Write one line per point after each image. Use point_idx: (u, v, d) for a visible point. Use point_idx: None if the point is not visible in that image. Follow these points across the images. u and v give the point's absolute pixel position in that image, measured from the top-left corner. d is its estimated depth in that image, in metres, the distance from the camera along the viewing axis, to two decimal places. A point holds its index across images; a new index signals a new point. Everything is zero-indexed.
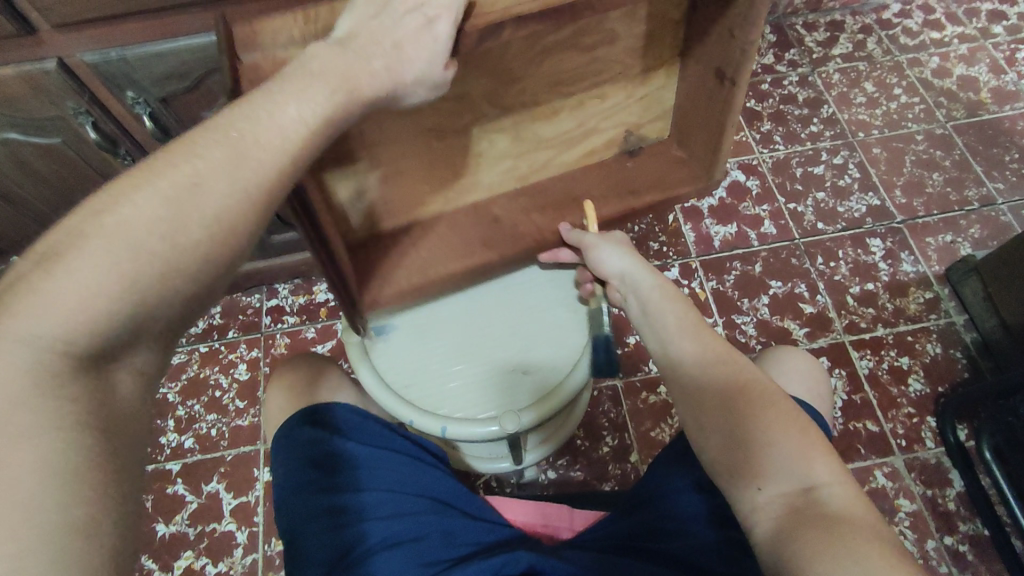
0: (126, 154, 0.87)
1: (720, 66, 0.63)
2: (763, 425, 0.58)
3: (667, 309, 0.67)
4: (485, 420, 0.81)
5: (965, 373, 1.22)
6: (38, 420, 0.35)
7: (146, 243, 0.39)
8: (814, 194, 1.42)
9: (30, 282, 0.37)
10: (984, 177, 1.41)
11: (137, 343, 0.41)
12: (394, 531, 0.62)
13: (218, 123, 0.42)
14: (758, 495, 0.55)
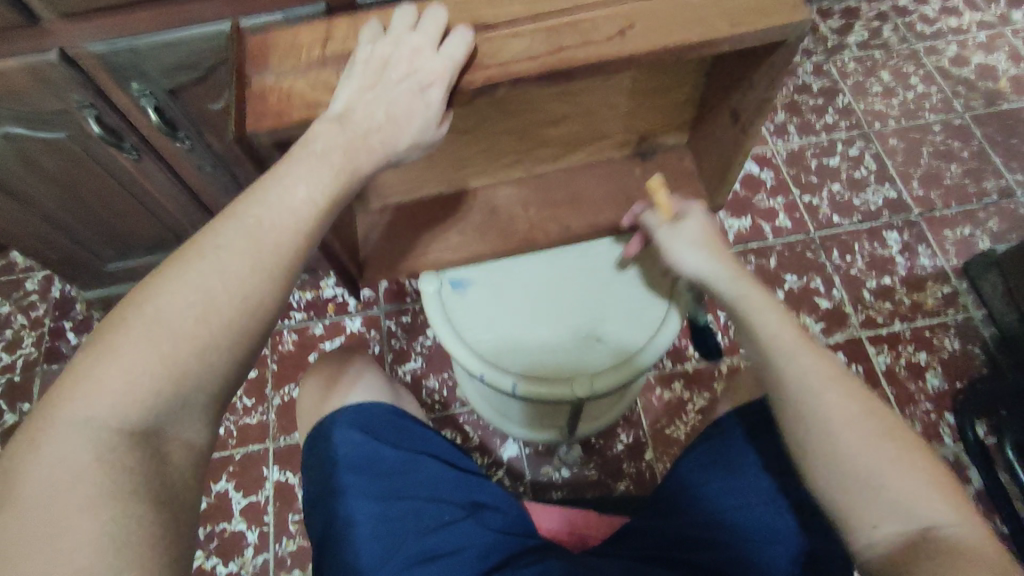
0: (132, 148, 0.85)
1: (769, 89, 0.74)
2: (888, 459, 0.49)
3: (767, 323, 0.55)
4: (543, 383, 0.77)
5: (984, 369, 1.20)
6: (93, 496, 0.39)
7: (180, 326, 0.42)
8: (830, 186, 1.39)
9: (82, 370, 0.41)
10: (1002, 169, 1.39)
11: (182, 420, 0.43)
12: (430, 544, 0.59)
13: (236, 211, 0.46)
14: (872, 536, 0.48)
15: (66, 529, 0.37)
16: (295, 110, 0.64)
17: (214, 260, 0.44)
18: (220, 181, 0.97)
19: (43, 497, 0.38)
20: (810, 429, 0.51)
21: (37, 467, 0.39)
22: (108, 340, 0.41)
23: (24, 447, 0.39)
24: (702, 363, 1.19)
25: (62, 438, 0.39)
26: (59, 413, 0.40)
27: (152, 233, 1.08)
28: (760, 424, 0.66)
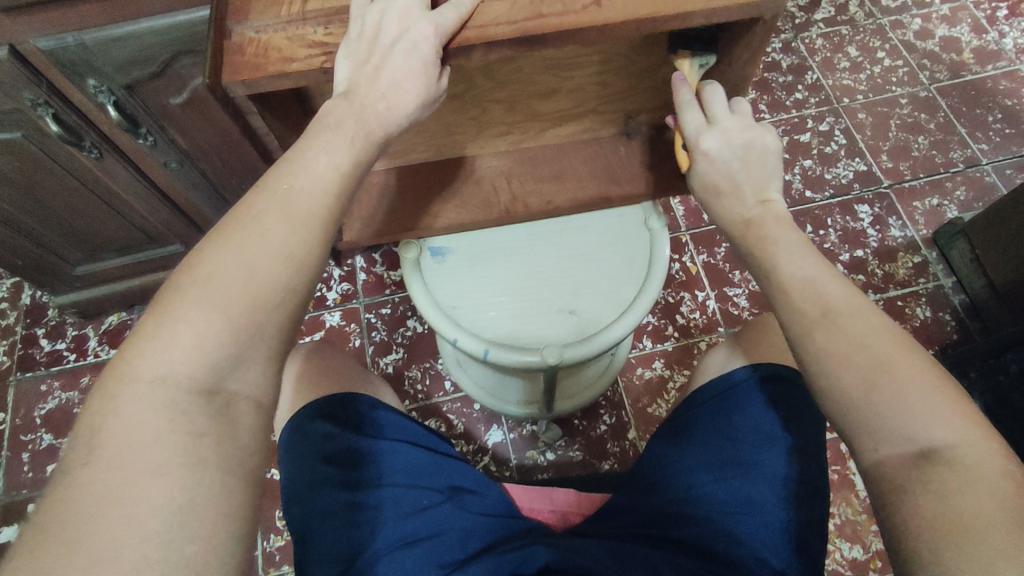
0: (92, 147, 0.83)
1: (720, 78, 0.66)
2: (925, 399, 0.43)
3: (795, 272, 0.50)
4: (518, 353, 0.78)
5: (955, 335, 1.23)
6: (168, 457, 0.38)
7: (235, 286, 0.42)
8: (802, 161, 1.41)
9: (150, 328, 0.41)
10: (968, 139, 1.41)
11: (246, 377, 0.42)
12: (411, 530, 0.60)
13: (269, 183, 0.47)
14: (883, 463, 0.43)
15: (142, 491, 0.36)
16: (271, 64, 0.52)
17: (257, 225, 0.44)
18: (187, 178, 0.95)
19: (119, 460, 0.37)
20: (832, 353, 0.46)
21: (109, 430, 0.38)
22: (169, 302, 0.41)
23: (101, 401, 0.39)
24: (681, 342, 1.21)
25: (139, 394, 0.39)
26: (130, 373, 0.39)
27: (121, 234, 1.07)
28: (730, 398, 0.68)
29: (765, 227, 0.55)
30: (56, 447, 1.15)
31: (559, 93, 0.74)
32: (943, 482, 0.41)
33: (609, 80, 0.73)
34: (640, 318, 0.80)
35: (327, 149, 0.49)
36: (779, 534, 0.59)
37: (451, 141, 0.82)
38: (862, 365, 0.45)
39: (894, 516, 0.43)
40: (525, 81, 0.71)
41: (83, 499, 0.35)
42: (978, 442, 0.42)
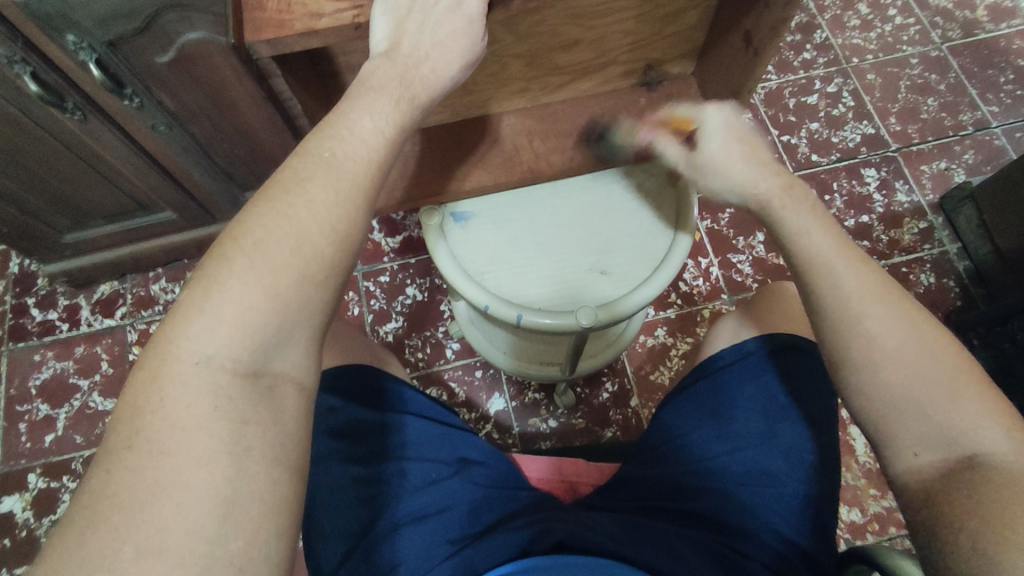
0: (75, 109, 0.79)
1: (748, 29, 0.67)
2: (968, 411, 0.45)
3: (818, 237, 0.52)
4: (551, 316, 0.74)
5: (958, 302, 1.22)
6: (212, 443, 0.36)
7: (283, 260, 0.40)
8: (808, 124, 1.37)
9: (194, 305, 0.39)
10: (979, 101, 1.38)
11: (289, 357, 0.41)
12: (420, 504, 0.59)
13: (310, 149, 0.44)
14: (917, 473, 0.46)
15: (190, 478, 0.35)
16: (296, 20, 0.49)
17: (301, 192, 0.42)
18: (177, 141, 0.92)
19: (164, 446, 0.36)
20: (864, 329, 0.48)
21: (155, 414, 0.36)
22: (214, 276, 0.39)
23: (145, 383, 0.37)
24: (683, 309, 1.19)
25: (187, 376, 0.37)
26: (173, 353, 0.38)
27: (110, 200, 1.03)
28: (742, 368, 0.67)
29: (785, 210, 0.55)
30: (53, 417, 1.14)
31: (581, 44, 0.73)
32: (978, 487, 0.42)
33: (633, 28, 0.72)
34: (670, 275, 0.75)
35: (370, 114, 0.47)
36: (791, 505, 0.59)
37: (468, 101, 0.80)
38: (889, 353, 0.47)
39: (927, 525, 0.44)
40: (546, 33, 0.69)
41: (130, 486, 0.35)
42: (1023, 458, 0.43)
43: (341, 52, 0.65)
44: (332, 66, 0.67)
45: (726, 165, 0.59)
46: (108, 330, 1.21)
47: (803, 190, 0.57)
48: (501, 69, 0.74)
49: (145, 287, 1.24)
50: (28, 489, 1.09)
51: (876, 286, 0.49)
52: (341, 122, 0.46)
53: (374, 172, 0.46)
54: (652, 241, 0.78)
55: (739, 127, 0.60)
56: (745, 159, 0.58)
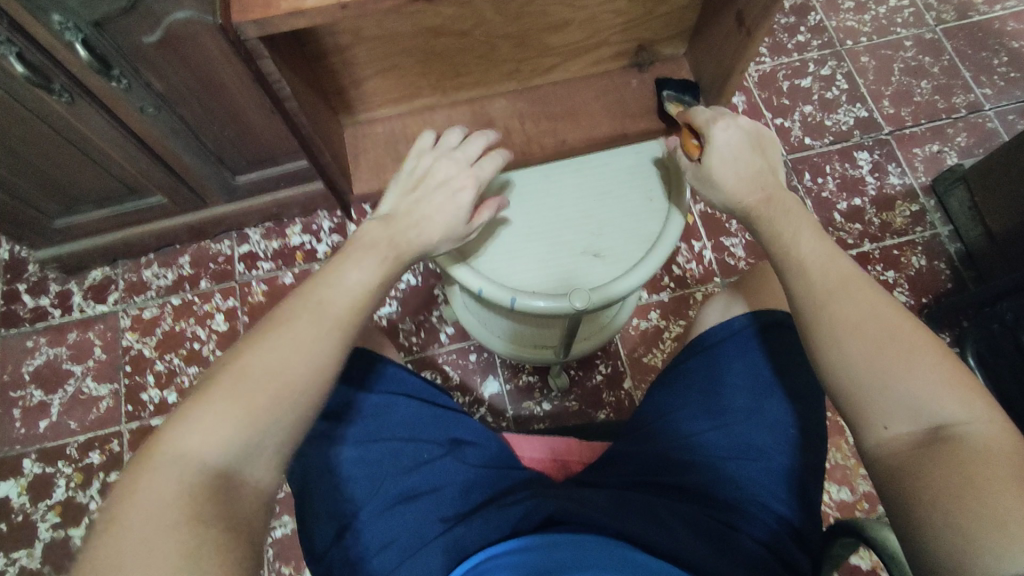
0: (62, 91, 0.79)
1: (740, 9, 0.66)
2: (930, 377, 0.46)
3: (802, 242, 0.56)
4: (544, 297, 0.73)
5: (949, 284, 1.23)
6: (177, 532, 0.38)
7: (263, 373, 0.45)
8: (802, 107, 1.37)
9: (217, 383, 0.44)
10: (972, 84, 1.38)
11: (259, 463, 0.44)
12: (410, 483, 0.60)
13: (335, 275, 0.53)
14: (890, 443, 0.46)
15: (151, 561, 0.36)
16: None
17: (321, 305, 0.49)
18: (166, 124, 0.91)
19: (132, 532, 0.37)
20: (842, 320, 0.50)
21: (156, 468, 0.41)
22: (204, 389, 0.44)
23: (156, 440, 0.42)
24: (676, 292, 1.20)
25: (193, 443, 0.42)
26: (156, 451, 0.41)
27: (100, 184, 1.03)
28: (729, 347, 0.67)
29: (769, 217, 0.59)
30: (47, 403, 1.14)
31: (571, 25, 0.72)
32: (948, 455, 0.43)
33: (624, 7, 0.71)
34: (662, 257, 0.75)
35: (357, 266, 0.54)
36: (781, 479, 0.60)
37: (459, 84, 0.80)
38: (865, 346, 0.48)
39: (897, 496, 0.44)
40: (536, 13, 0.68)
41: (97, 567, 0.36)
42: (984, 419, 0.44)
43: (329, 35, 0.65)
44: (321, 48, 0.67)
45: (724, 178, 0.62)
46: (101, 316, 1.20)
47: (788, 199, 0.60)
48: (492, 50, 0.73)
49: (137, 273, 1.23)
50: (24, 475, 1.10)
51: (858, 287, 0.52)
52: (330, 274, 0.53)
53: (383, 286, 0.54)
54: (645, 221, 0.78)
55: (745, 143, 0.62)
56: (743, 174, 0.61)
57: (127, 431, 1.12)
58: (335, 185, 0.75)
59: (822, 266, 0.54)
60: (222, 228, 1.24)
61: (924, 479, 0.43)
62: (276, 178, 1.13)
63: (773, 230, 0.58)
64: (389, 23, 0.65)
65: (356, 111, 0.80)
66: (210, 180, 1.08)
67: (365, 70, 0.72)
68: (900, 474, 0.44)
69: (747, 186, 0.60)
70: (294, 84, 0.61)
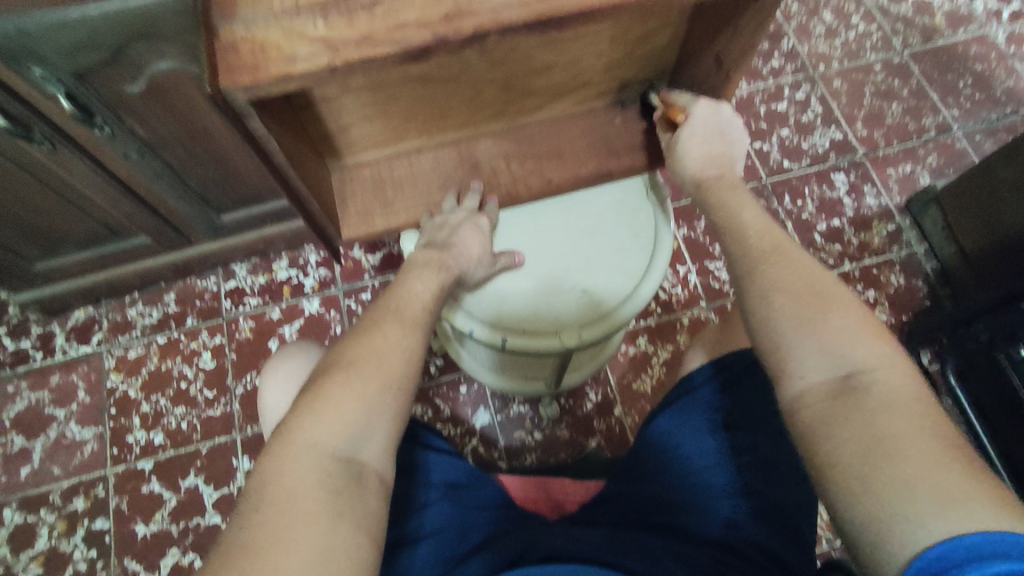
0: (44, 140, 0.78)
1: (718, 52, 0.68)
2: (849, 331, 0.51)
3: (745, 231, 0.61)
4: (533, 335, 0.75)
5: (927, 302, 1.26)
6: (316, 507, 0.44)
7: (368, 372, 0.52)
8: (779, 131, 1.40)
9: (309, 404, 0.49)
10: (940, 105, 1.42)
11: (374, 450, 0.49)
12: (411, 527, 0.60)
13: (387, 306, 0.60)
14: (807, 392, 0.50)
15: (297, 530, 0.42)
16: (272, 64, 0.49)
17: (380, 332, 0.56)
18: (150, 168, 0.91)
19: (280, 506, 0.43)
20: (777, 291, 0.55)
21: (275, 482, 0.45)
22: (318, 386, 0.50)
23: (267, 460, 0.46)
24: (663, 317, 1.21)
25: (299, 455, 0.46)
26: (290, 438, 0.47)
27: (82, 227, 1.02)
28: (717, 383, 0.69)
29: (715, 208, 0.65)
30: (29, 449, 1.12)
31: (554, 69, 0.74)
32: (854, 400, 0.47)
33: (605, 51, 0.73)
34: (649, 293, 0.77)
35: (420, 280, 0.66)
36: (776, 515, 0.61)
37: (444, 127, 0.81)
38: (798, 308, 0.53)
39: (812, 442, 0.48)
40: (519, 59, 0.70)
41: (253, 537, 0.42)
42: (889, 368, 0.49)
43: (316, 88, 0.66)
44: (308, 99, 0.67)
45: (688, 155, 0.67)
46: (84, 357, 1.18)
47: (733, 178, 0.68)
48: (477, 95, 0.75)
49: (121, 312, 1.22)
50: (5, 524, 1.07)
51: (789, 264, 0.57)
52: (401, 289, 0.64)
53: (426, 318, 0.61)
54: (632, 257, 0.80)
55: (716, 121, 0.66)
56: (705, 154, 0.67)
57: (112, 474, 1.10)
58: (324, 232, 0.75)
59: (770, 261, 0.57)
60: (208, 265, 1.23)
61: (839, 434, 0.46)
62: (262, 216, 1.13)
63: (739, 250, 0.60)
64: (375, 74, 0.66)
65: (343, 154, 0.80)
66: (195, 219, 1.07)
67: (352, 117, 0.73)
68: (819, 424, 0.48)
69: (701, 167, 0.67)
70: (281, 139, 0.61)
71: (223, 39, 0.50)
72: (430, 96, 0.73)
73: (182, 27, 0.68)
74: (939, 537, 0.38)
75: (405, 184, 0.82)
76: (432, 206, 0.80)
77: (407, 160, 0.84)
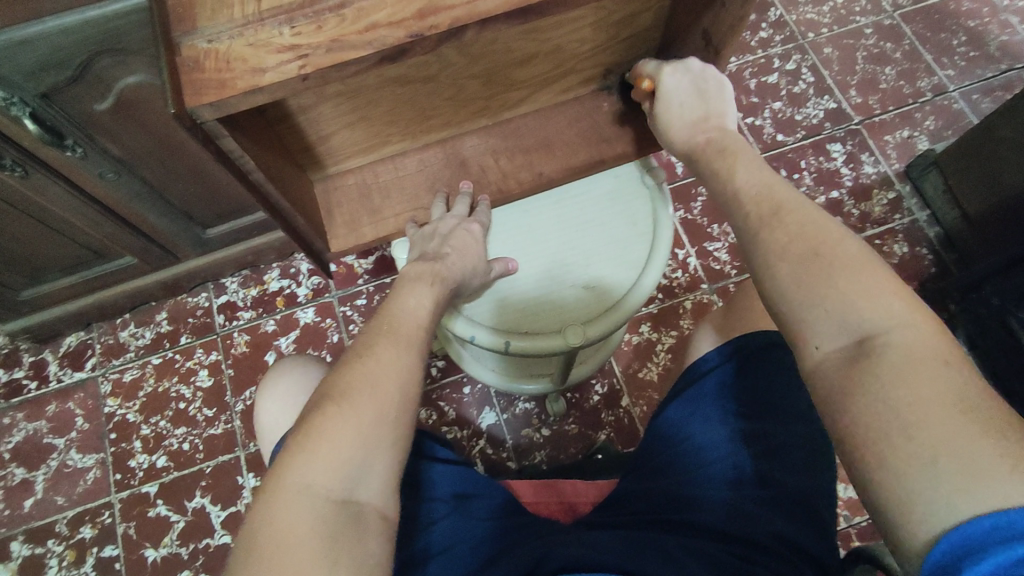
0: (15, 165, 0.75)
1: (708, 28, 0.65)
2: (868, 293, 0.45)
3: (740, 171, 0.56)
4: (537, 336, 0.73)
5: (933, 269, 1.23)
6: (312, 556, 0.42)
7: (362, 403, 0.49)
8: (771, 104, 1.37)
9: (300, 444, 0.47)
10: (934, 66, 1.39)
11: (372, 488, 0.47)
12: (421, 544, 0.58)
13: (375, 326, 0.58)
14: (822, 363, 0.46)
15: None
16: (238, 79, 0.46)
17: (372, 355, 0.53)
18: (127, 188, 0.88)
19: (274, 560, 0.42)
20: (772, 236, 0.50)
21: (268, 533, 0.43)
22: (309, 422, 0.48)
23: (259, 509, 0.44)
24: (665, 303, 1.19)
25: (292, 502, 0.44)
26: (281, 482, 0.45)
27: (64, 252, 0.99)
28: (724, 373, 0.67)
29: (707, 154, 0.59)
30: (30, 481, 1.10)
31: (537, 58, 0.70)
32: (875, 366, 0.42)
33: (590, 36, 0.70)
34: (654, 282, 0.75)
35: (414, 295, 0.62)
36: (796, 504, 0.59)
37: (427, 127, 0.78)
38: (792, 252, 0.49)
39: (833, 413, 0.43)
40: (501, 51, 0.66)
41: None
42: (914, 326, 0.43)
43: (290, 96, 0.63)
44: (283, 109, 0.64)
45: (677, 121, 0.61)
46: (79, 383, 1.16)
47: (732, 137, 0.60)
48: (460, 91, 0.71)
49: (113, 335, 1.19)
50: (12, 558, 1.05)
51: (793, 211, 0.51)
52: (394, 306, 0.61)
53: (422, 335, 0.59)
54: (632, 249, 0.78)
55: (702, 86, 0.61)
56: (687, 113, 0.61)
57: (117, 501, 1.09)
58: (310, 246, 0.72)
59: (766, 209, 0.52)
60: (198, 281, 1.20)
61: (859, 403, 0.42)
62: (247, 228, 1.10)
63: (732, 193, 0.55)
64: (351, 78, 0.63)
65: (324, 163, 0.77)
66: (180, 234, 1.04)
67: (332, 124, 0.70)
68: (837, 393, 0.43)
69: (689, 122, 0.61)
70: (258, 154, 0.58)
71: (185, 54, 0.48)
72: (409, 97, 0.70)
73: (147, 38, 0.66)
74: (967, 513, 0.35)
75: (392, 188, 0.80)
76: (422, 211, 0.77)
77: (392, 165, 0.81)
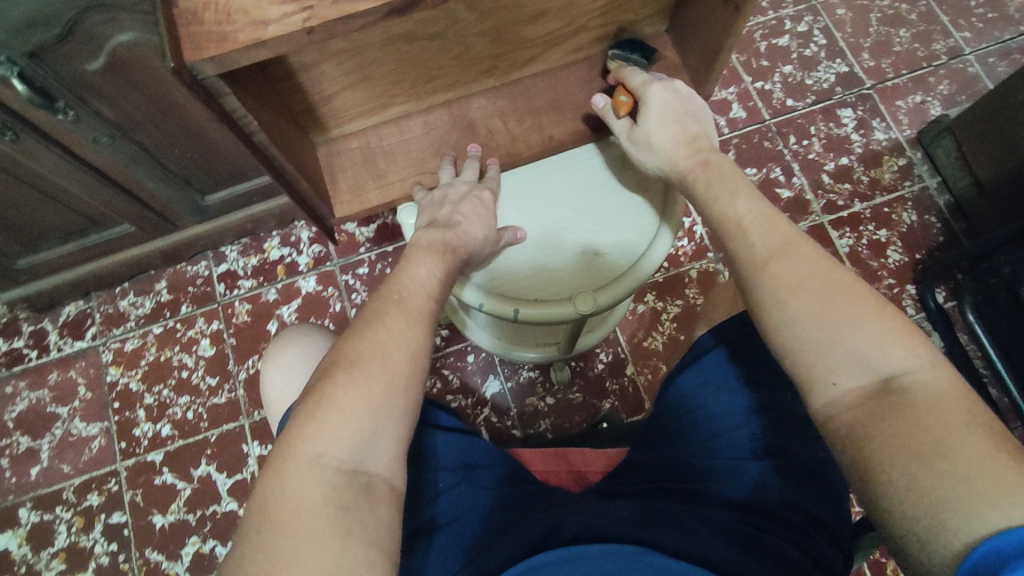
0: (4, 129, 0.73)
1: None
2: (873, 334, 0.47)
3: (737, 200, 0.57)
4: (548, 303, 0.70)
5: (941, 238, 1.22)
6: (323, 524, 0.42)
7: (371, 372, 0.48)
8: (781, 68, 1.33)
9: (309, 414, 0.46)
10: (950, 28, 1.35)
11: (383, 458, 0.47)
12: (431, 515, 0.58)
13: (384, 295, 0.56)
14: (838, 401, 0.46)
15: (305, 553, 0.40)
16: (240, 32, 0.44)
17: (381, 324, 0.52)
18: (123, 152, 0.86)
19: (284, 528, 0.41)
20: (784, 277, 0.51)
21: (278, 501, 0.42)
22: (320, 391, 0.47)
23: (268, 477, 0.44)
24: (670, 272, 1.18)
25: (302, 471, 0.44)
26: (291, 452, 0.44)
27: (60, 220, 0.97)
28: (736, 343, 0.67)
29: (705, 181, 0.60)
30: (36, 449, 1.10)
31: (548, 14, 0.67)
32: (897, 412, 0.43)
33: None
34: (667, 246, 0.73)
35: (424, 264, 0.60)
36: (806, 479, 0.59)
37: (432, 87, 0.75)
38: (808, 296, 0.49)
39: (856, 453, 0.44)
40: (511, 6, 0.63)
41: (255, 564, 0.39)
42: (929, 368, 0.45)
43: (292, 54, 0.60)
44: (284, 68, 0.62)
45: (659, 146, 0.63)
46: (80, 353, 1.15)
47: (722, 161, 0.61)
48: (467, 49, 0.69)
49: (113, 304, 1.18)
50: (21, 525, 1.06)
51: (798, 244, 0.52)
52: (403, 274, 0.59)
53: (432, 305, 0.57)
54: (643, 215, 0.76)
55: (681, 103, 0.64)
56: (679, 137, 0.62)
57: (123, 469, 1.09)
58: (317, 211, 0.71)
59: (773, 244, 0.52)
60: (197, 250, 1.19)
61: (881, 441, 0.43)
62: (247, 194, 1.08)
63: (732, 222, 0.56)
64: (355, 35, 0.60)
65: (326, 126, 0.75)
66: (179, 202, 1.02)
67: (334, 85, 0.67)
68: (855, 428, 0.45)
69: (681, 147, 0.62)
70: (260, 115, 0.56)
71: (182, 6, 0.45)
72: (414, 56, 0.67)
73: None
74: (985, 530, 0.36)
75: (397, 152, 0.77)
76: (427, 174, 0.76)
77: (395, 129, 0.79)
